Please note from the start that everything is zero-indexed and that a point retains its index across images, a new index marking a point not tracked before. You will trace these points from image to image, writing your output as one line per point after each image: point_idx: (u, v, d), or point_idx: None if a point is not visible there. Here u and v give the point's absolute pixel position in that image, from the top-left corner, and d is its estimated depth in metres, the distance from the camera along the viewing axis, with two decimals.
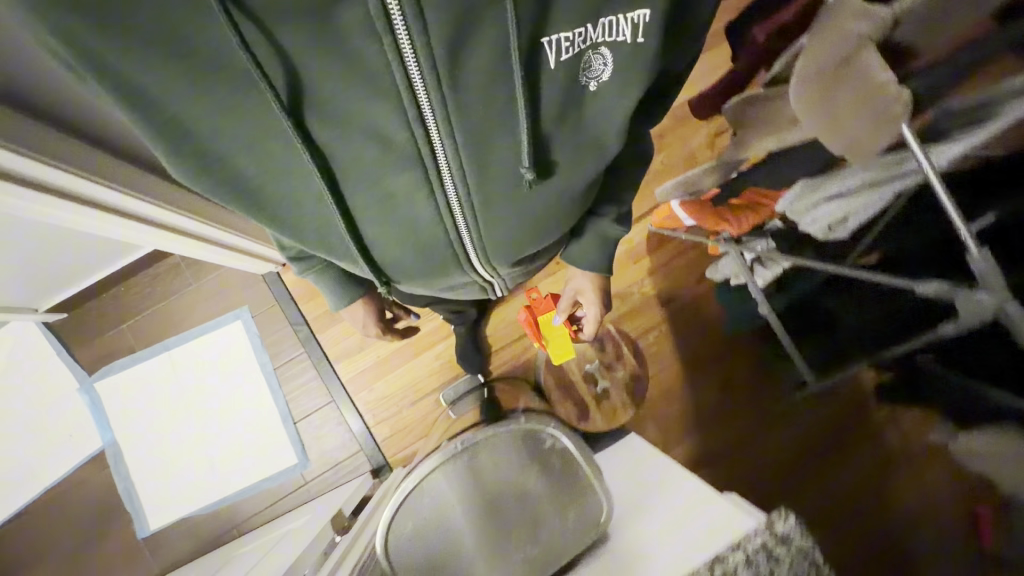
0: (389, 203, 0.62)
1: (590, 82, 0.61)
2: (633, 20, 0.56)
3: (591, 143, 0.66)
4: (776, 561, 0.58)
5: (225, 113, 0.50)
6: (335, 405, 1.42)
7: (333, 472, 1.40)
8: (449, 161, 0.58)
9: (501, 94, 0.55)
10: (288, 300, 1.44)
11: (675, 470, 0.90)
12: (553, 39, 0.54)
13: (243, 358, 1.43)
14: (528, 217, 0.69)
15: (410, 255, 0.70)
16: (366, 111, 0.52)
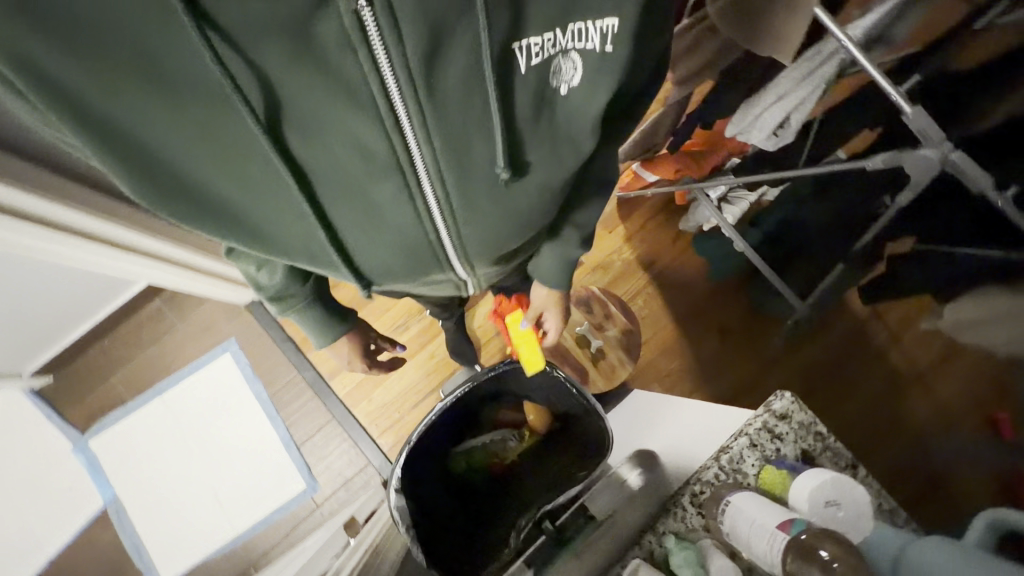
0: (371, 216, 0.58)
1: (562, 86, 0.57)
2: (602, 29, 0.53)
3: (563, 149, 0.62)
4: (778, 438, 0.57)
5: (197, 132, 0.46)
6: (335, 421, 1.39)
7: (343, 490, 1.36)
8: (427, 168, 0.55)
9: (480, 96, 0.52)
10: (273, 322, 1.44)
11: (676, 404, 0.89)
12: (524, 44, 0.51)
13: (237, 391, 1.41)
14: (513, 220, 0.65)
15: (395, 268, 0.67)
16: (345, 124, 0.49)
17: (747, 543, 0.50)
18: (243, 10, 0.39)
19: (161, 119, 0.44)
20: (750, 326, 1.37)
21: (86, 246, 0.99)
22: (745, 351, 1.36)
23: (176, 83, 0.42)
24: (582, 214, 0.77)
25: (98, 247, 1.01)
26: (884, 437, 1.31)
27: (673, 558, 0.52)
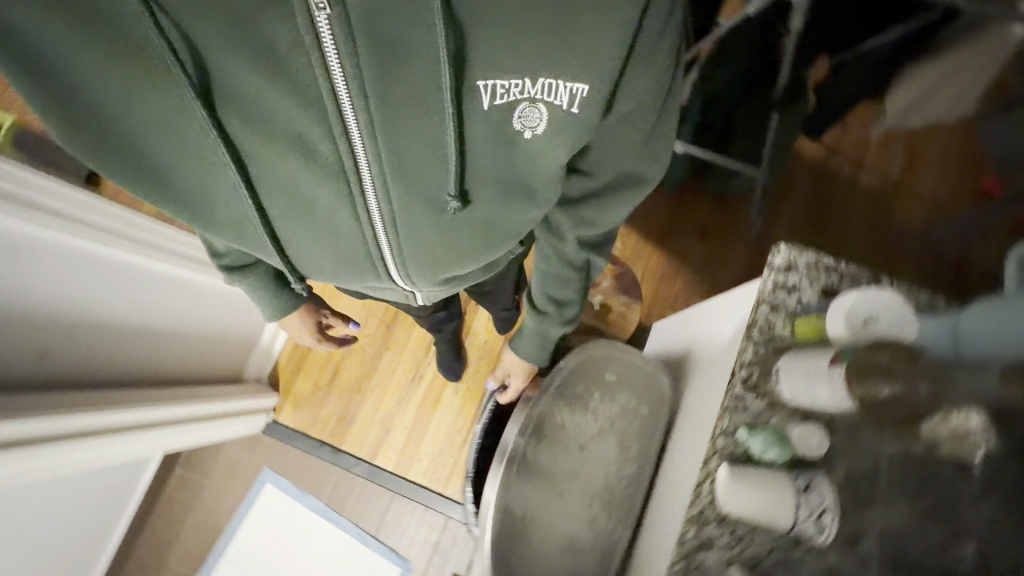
0: (306, 213, 0.58)
1: (527, 132, 0.52)
2: (572, 91, 0.49)
3: (523, 194, 0.59)
4: (794, 289, 0.56)
5: (131, 87, 0.48)
6: (399, 495, 1.36)
7: (438, 554, 1.32)
8: (375, 180, 0.53)
9: (431, 119, 0.49)
10: (293, 434, 1.41)
11: (694, 317, 0.86)
12: (488, 83, 0.48)
13: (294, 514, 1.37)
14: (462, 245, 0.64)
15: (329, 268, 0.66)
16: (291, 116, 0.48)
17: (810, 402, 0.50)
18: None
19: (98, 71, 0.46)
20: (726, 217, 1.37)
21: (111, 442, 0.97)
22: (729, 238, 1.36)
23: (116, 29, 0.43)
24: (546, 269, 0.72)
25: (116, 436, 0.97)
26: (891, 251, 1.31)
27: (754, 447, 0.50)
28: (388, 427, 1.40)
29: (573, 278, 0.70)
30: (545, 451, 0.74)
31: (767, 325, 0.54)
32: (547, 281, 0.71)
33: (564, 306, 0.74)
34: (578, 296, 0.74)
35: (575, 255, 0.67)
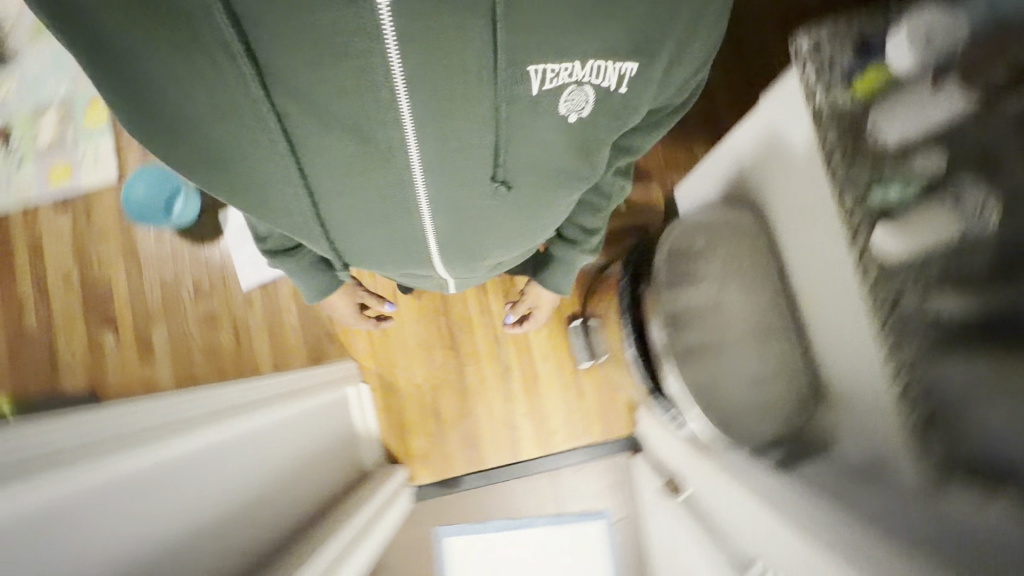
0: (348, 192, 0.70)
1: (573, 114, 0.66)
2: (620, 70, 0.63)
3: (566, 175, 0.75)
4: (831, 59, 0.62)
5: (196, 86, 0.57)
6: (559, 466, 1.42)
7: (620, 486, 1.41)
8: (420, 165, 0.66)
9: (478, 103, 0.60)
10: (441, 484, 1.43)
11: (711, 165, 0.95)
12: (538, 69, 0.59)
13: (489, 544, 1.39)
14: (497, 223, 0.80)
15: (369, 239, 0.80)
16: (348, 108, 0.58)
17: (926, 119, 0.54)
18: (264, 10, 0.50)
19: (160, 60, 0.55)
20: None
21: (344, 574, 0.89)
22: None
23: (183, 28, 0.52)
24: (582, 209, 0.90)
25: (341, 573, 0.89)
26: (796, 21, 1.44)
27: (889, 195, 0.56)
28: (512, 422, 1.44)
29: (601, 207, 0.89)
30: (687, 331, 0.81)
31: (837, 99, 0.60)
32: (582, 211, 0.90)
33: (591, 235, 0.94)
34: (603, 224, 0.94)
35: (611, 182, 0.84)
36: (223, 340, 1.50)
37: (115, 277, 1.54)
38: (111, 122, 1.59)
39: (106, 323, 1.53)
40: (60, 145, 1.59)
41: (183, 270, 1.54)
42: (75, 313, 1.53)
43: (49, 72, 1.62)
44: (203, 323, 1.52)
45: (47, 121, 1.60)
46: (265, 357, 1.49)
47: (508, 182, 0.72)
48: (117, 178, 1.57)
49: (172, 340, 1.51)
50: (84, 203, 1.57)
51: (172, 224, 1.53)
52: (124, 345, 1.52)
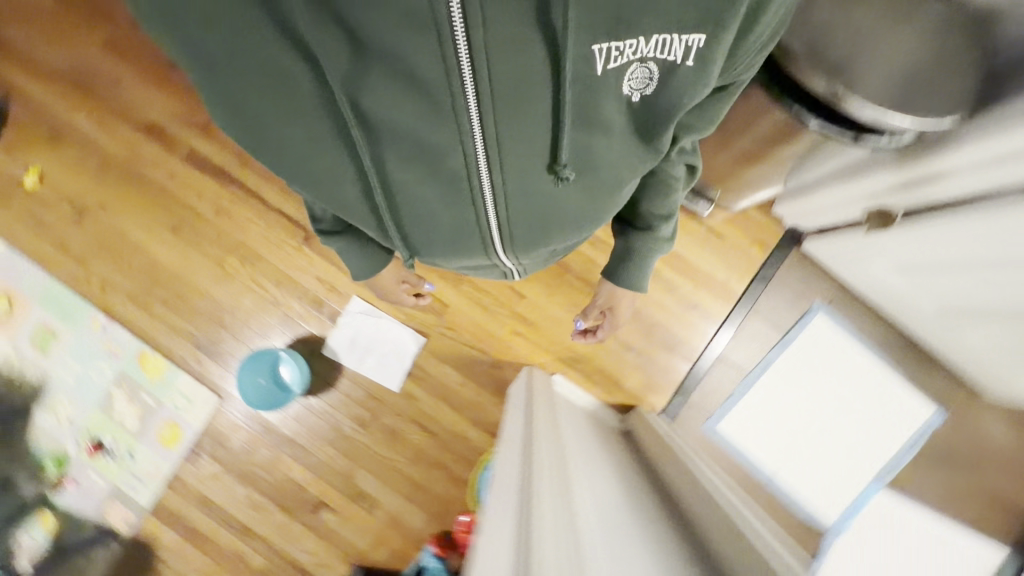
0: (415, 178, 0.74)
1: (636, 91, 0.67)
2: (685, 43, 0.61)
3: (632, 157, 0.78)
4: None
5: (280, 91, 0.62)
6: (754, 303, 1.45)
7: (810, 278, 1.45)
8: (488, 155, 0.69)
9: (540, 91, 0.63)
10: (679, 395, 1.46)
11: None
12: (602, 48, 0.60)
13: (751, 403, 1.45)
14: (564, 208, 0.83)
15: (436, 231, 0.85)
16: (424, 99, 0.62)
17: None
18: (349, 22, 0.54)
19: (245, 53, 0.57)
20: None
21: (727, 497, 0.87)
22: None
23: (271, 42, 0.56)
24: (655, 196, 0.95)
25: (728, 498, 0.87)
26: None
27: None
28: (689, 303, 1.46)
29: (672, 191, 0.95)
30: (840, 54, 0.84)
31: None
32: (648, 195, 0.96)
33: (663, 222, 1.00)
34: (676, 212, 1.00)
35: (676, 162, 0.89)
36: (419, 440, 1.49)
37: (290, 469, 1.52)
38: (173, 360, 1.54)
39: (317, 509, 1.51)
40: (149, 414, 1.54)
41: (336, 417, 1.51)
42: (286, 523, 1.51)
43: (85, 368, 1.55)
44: (391, 442, 1.50)
45: (119, 406, 1.55)
46: (463, 422, 1.48)
47: (575, 171, 0.75)
48: (218, 395, 1.53)
49: (380, 474, 1.50)
50: (211, 438, 1.53)
51: (299, 394, 1.49)
52: (346, 511, 1.50)
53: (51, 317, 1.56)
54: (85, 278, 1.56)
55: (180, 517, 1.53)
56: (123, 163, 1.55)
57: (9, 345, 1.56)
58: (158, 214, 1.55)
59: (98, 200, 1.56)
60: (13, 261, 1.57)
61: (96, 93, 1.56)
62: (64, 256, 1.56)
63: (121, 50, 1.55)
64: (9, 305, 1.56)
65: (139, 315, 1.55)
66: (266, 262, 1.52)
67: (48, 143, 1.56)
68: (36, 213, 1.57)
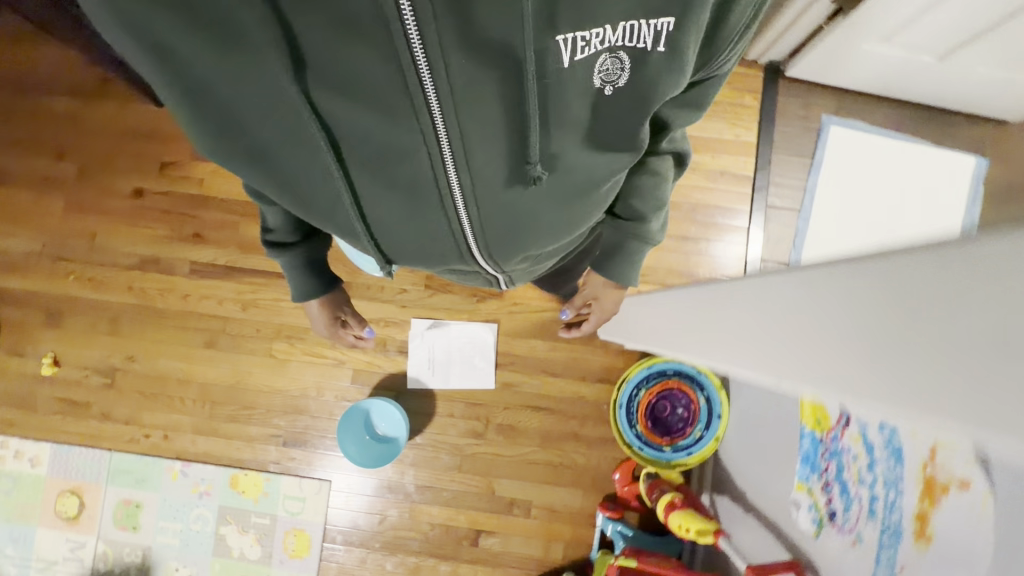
0: (377, 189, 0.64)
1: (608, 86, 0.56)
2: (656, 28, 0.51)
3: (606, 152, 0.65)
4: None
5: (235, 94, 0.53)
6: (771, 144, 1.48)
7: (806, 98, 1.49)
8: (455, 156, 0.58)
9: (507, 87, 0.52)
10: (751, 257, 1.45)
11: None
12: (569, 39, 0.49)
13: (817, 232, 1.46)
14: (540, 212, 0.71)
15: (408, 245, 0.76)
16: (383, 100, 0.52)
17: None
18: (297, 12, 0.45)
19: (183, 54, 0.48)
20: None
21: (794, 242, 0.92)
22: None
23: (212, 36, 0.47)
24: (644, 190, 0.85)
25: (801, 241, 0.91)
26: None
27: None
28: (716, 172, 1.48)
29: (661, 181, 0.84)
30: None
31: None
32: (638, 192, 0.85)
33: (652, 215, 0.89)
34: (667, 200, 0.89)
35: (667, 147, 0.79)
36: (539, 422, 1.44)
37: (430, 515, 1.43)
38: (267, 469, 1.45)
39: (475, 538, 1.42)
40: (267, 534, 1.44)
41: (450, 441, 1.44)
42: (452, 569, 1.42)
43: (182, 522, 1.45)
44: (513, 437, 1.44)
45: (234, 543, 1.44)
46: (571, 383, 1.43)
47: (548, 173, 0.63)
48: (327, 479, 1.45)
49: (519, 473, 1.43)
50: (340, 525, 1.43)
51: (404, 437, 1.41)
52: (504, 526, 1.42)
53: (127, 490, 1.46)
54: (145, 435, 1.47)
55: None
56: (133, 308, 1.50)
57: (97, 538, 1.45)
58: (188, 337, 1.49)
59: (124, 354, 1.49)
60: (65, 455, 1.47)
61: (78, 256, 1.51)
62: (114, 424, 1.48)
63: (85, 206, 1.52)
64: (79, 499, 1.46)
65: (215, 443, 1.46)
66: (314, 330, 1.47)
67: (51, 326, 1.50)
68: (68, 396, 1.49)
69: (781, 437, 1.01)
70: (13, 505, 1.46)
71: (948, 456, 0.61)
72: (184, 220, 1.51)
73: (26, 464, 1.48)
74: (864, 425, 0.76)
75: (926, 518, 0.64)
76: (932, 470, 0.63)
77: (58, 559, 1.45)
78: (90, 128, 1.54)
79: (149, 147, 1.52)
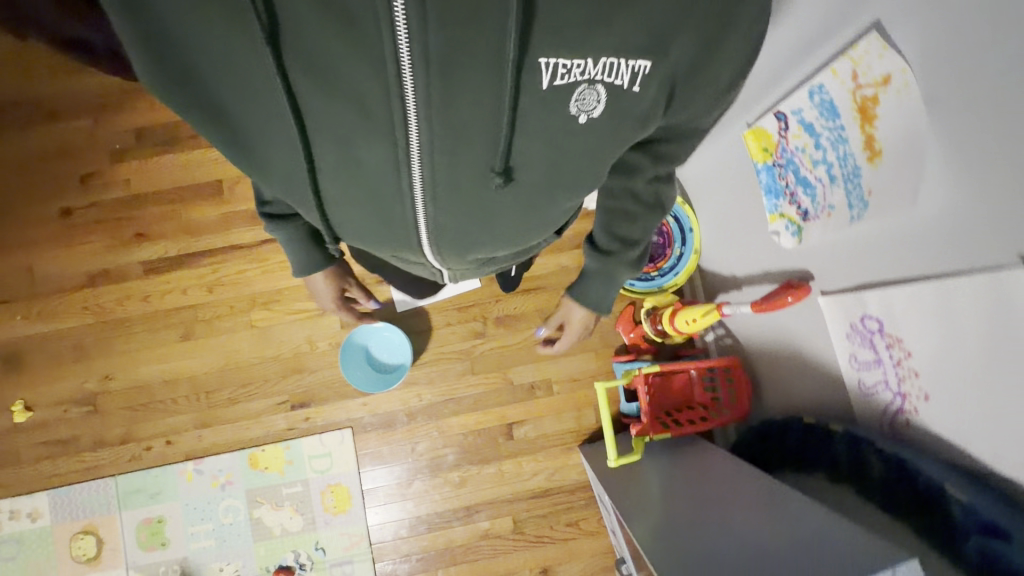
0: (335, 176, 0.64)
1: (583, 115, 0.59)
2: (632, 68, 0.56)
3: (568, 169, 0.66)
4: None
5: (215, 52, 0.51)
6: None
7: None
8: (421, 150, 0.58)
9: (488, 87, 0.54)
10: None
11: None
12: (550, 62, 0.53)
13: None
14: (496, 213, 0.71)
15: (365, 230, 0.75)
16: (362, 84, 0.52)
17: None
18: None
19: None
20: None
21: None
22: None
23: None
24: (620, 225, 0.83)
25: None
26: None
27: None
28: None
29: (637, 213, 0.81)
30: None
31: None
32: (615, 219, 0.83)
33: (628, 247, 0.86)
34: (646, 235, 0.85)
35: (647, 191, 0.78)
36: (533, 303, 1.46)
37: (459, 425, 1.42)
38: (283, 438, 1.41)
39: (509, 432, 1.43)
40: (303, 501, 1.39)
41: (455, 349, 1.44)
42: (497, 469, 1.42)
43: (213, 520, 1.38)
44: (514, 325, 1.46)
45: (272, 522, 1.38)
46: (551, 257, 1.47)
47: (513, 172, 0.64)
48: (347, 426, 1.42)
49: (530, 357, 1.45)
50: (374, 465, 1.41)
51: (410, 359, 1.40)
52: (533, 411, 1.43)
53: (144, 509, 1.38)
54: (146, 448, 1.40)
55: (409, 554, 1.39)
56: (94, 327, 1.43)
57: (126, 569, 1.36)
58: (163, 337, 1.43)
59: (100, 376, 1.42)
60: (66, 497, 1.38)
61: (20, 294, 1.43)
62: (110, 449, 1.40)
63: (13, 242, 1.44)
64: (95, 536, 1.37)
65: (222, 431, 1.41)
66: (288, 288, 1.45)
67: (11, 373, 1.41)
68: (51, 437, 1.40)
69: (746, 193, 1.07)
70: (24, 568, 1.35)
71: (866, 65, 0.68)
72: (123, 222, 1.46)
73: (26, 521, 1.37)
74: (800, 113, 0.83)
75: (872, 138, 0.70)
76: (860, 93, 0.70)
77: None
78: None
79: (64, 166, 1.47)
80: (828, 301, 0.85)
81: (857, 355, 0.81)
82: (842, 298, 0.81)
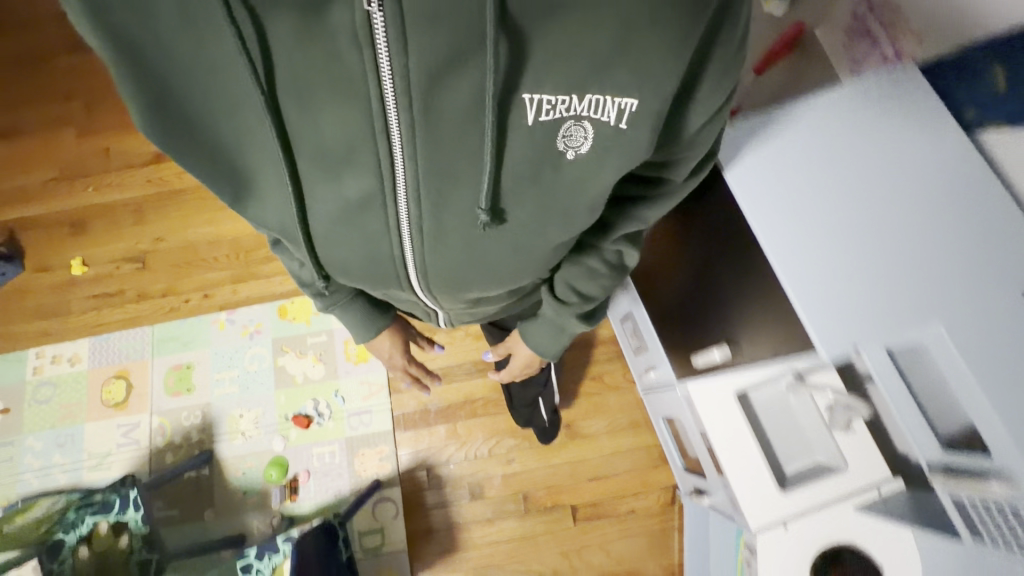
0: (323, 218, 0.59)
1: (570, 152, 0.55)
2: (620, 105, 0.51)
3: (562, 208, 0.60)
4: None
5: (218, 95, 0.49)
6: None
7: None
8: (407, 184, 0.54)
9: (475, 130, 0.51)
10: None
11: None
12: (536, 98, 0.50)
13: None
14: (490, 258, 0.65)
15: (358, 275, 0.69)
16: (348, 121, 0.49)
17: None
18: (290, 29, 0.43)
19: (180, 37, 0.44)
20: None
21: None
22: None
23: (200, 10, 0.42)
24: (578, 282, 0.77)
25: None
26: None
27: None
28: None
29: (598, 271, 0.76)
30: None
31: None
32: (577, 275, 0.76)
33: (585, 300, 0.80)
34: (603, 294, 0.80)
35: (611, 250, 0.74)
36: None
37: None
38: None
39: None
40: (326, 350, 1.41)
41: None
42: None
43: (238, 368, 1.40)
44: None
45: (294, 369, 1.40)
46: None
47: (500, 214, 0.59)
48: None
49: None
50: None
51: None
52: None
53: (174, 355, 1.42)
54: (184, 301, 1.47)
55: (428, 407, 1.35)
56: (154, 197, 1.57)
57: (151, 413, 1.37)
58: (212, 205, 1.56)
59: (151, 238, 1.53)
60: (105, 343, 1.44)
61: (95, 170, 1.60)
62: (151, 301, 1.47)
63: (96, 129, 1.64)
64: (126, 381, 1.40)
65: (255, 286, 1.47)
66: None
67: (75, 235, 1.54)
68: (102, 290, 1.49)
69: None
70: (58, 410, 1.39)
71: None
72: None
73: (65, 366, 1.42)
74: None
75: None
76: None
77: (111, 449, 1.35)
78: (90, 67, 1.70)
79: None
80: (821, 32, 0.90)
81: (854, 59, 0.83)
82: (831, 18, 0.88)
